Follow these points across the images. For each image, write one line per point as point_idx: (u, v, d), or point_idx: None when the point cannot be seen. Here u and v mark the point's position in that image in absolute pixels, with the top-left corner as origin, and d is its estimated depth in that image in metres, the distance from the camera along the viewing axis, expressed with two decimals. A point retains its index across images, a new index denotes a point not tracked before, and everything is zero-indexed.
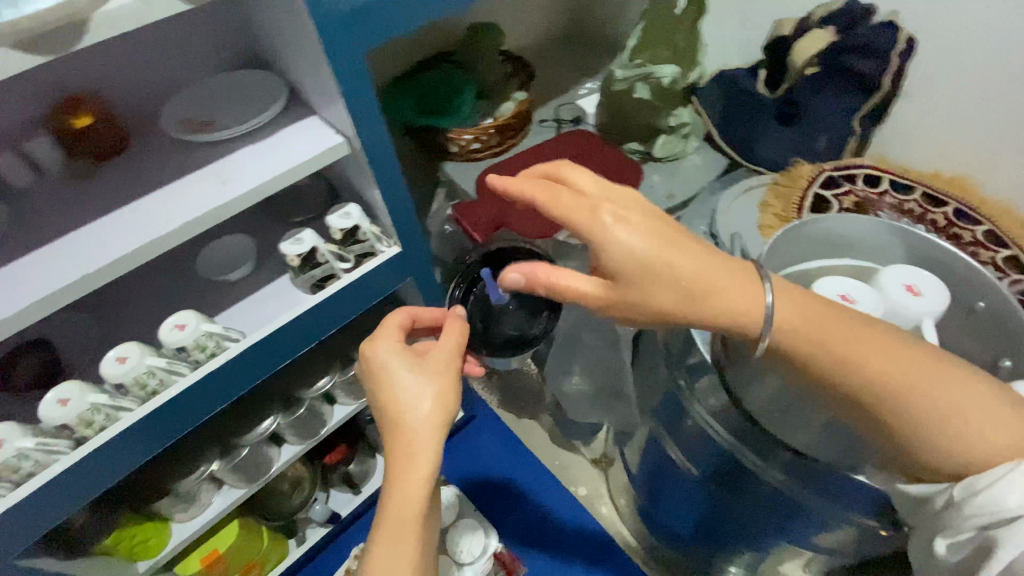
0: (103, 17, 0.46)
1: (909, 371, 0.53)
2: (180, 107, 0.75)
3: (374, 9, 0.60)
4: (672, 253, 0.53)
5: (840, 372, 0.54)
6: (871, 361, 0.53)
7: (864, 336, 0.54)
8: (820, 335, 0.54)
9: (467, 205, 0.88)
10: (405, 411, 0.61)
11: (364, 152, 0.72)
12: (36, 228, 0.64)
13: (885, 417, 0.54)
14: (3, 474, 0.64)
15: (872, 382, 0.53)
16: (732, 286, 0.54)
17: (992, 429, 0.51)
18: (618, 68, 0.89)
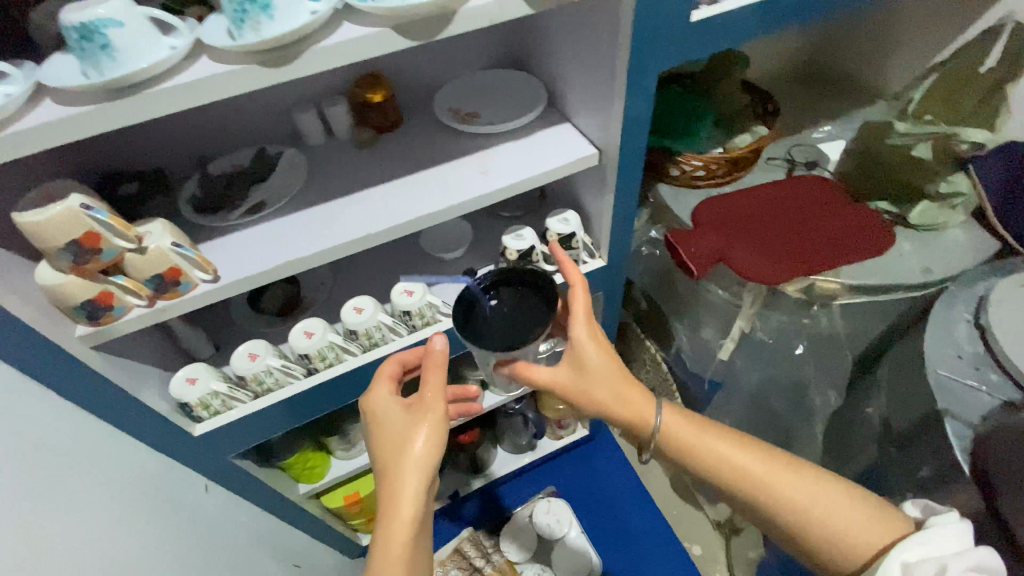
0: (467, 12, 0.51)
1: (772, 474, 0.63)
2: (449, 98, 0.82)
3: (683, 33, 0.60)
4: (604, 378, 0.65)
5: (721, 475, 0.65)
6: (736, 464, 0.64)
7: (749, 452, 0.65)
8: (698, 439, 0.66)
9: (685, 233, 0.84)
10: (394, 452, 0.58)
11: (614, 167, 0.72)
12: (325, 181, 0.72)
13: (775, 515, 0.63)
14: (251, 383, 0.75)
15: (750, 487, 0.63)
16: (646, 405, 0.67)
17: (859, 525, 0.60)
18: (900, 122, 0.81)
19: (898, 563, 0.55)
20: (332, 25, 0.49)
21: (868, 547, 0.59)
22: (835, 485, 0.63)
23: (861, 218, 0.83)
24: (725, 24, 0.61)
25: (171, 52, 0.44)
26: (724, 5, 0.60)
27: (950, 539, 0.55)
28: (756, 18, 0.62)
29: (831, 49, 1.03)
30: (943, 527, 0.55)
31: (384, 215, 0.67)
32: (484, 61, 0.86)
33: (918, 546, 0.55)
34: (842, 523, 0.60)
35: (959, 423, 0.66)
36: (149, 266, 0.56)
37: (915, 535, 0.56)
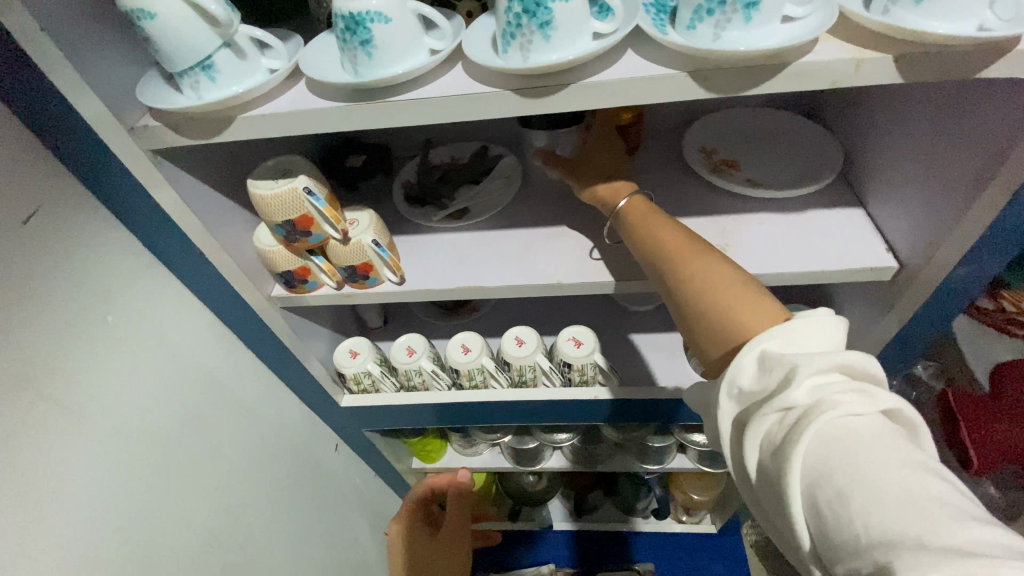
0: (800, 70, 0.36)
1: (685, 249, 0.43)
2: (706, 136, 0.67)
3: None
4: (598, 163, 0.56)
5: (639, 254, 0.47)
6: (654, 239, 0.46)
7: (680, 228, 0.45)
8: (645, 219, 0.48)
9: (975, 407, 0.61)
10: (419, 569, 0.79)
11: (913, 295, 0.51)
12: (535, 202, 0.65)
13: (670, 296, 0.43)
14: (401, 376, 0.73)
15: (663, 268, 0.44)
16: (617, 182, 0.54)
17: (746, 310, 0.37)
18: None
19: (754, 354, 0.35)
20: (611, 53, 0.39)
21: (744, 337, 0.37)
22: (749, 278, 0.40)
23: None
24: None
25: (428, 60, 0.39)
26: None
27: (818, 336, 0.35)
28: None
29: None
30: (815, 318, 0.35)
31: (588, 266, 0.57)
32: (766, 101, 0.69)
33: (789, 342, 0.35)
34: (734, 310, 0.38)
35: None
36: (344, 256, 0.55)
37: (788, 325, 0.35)
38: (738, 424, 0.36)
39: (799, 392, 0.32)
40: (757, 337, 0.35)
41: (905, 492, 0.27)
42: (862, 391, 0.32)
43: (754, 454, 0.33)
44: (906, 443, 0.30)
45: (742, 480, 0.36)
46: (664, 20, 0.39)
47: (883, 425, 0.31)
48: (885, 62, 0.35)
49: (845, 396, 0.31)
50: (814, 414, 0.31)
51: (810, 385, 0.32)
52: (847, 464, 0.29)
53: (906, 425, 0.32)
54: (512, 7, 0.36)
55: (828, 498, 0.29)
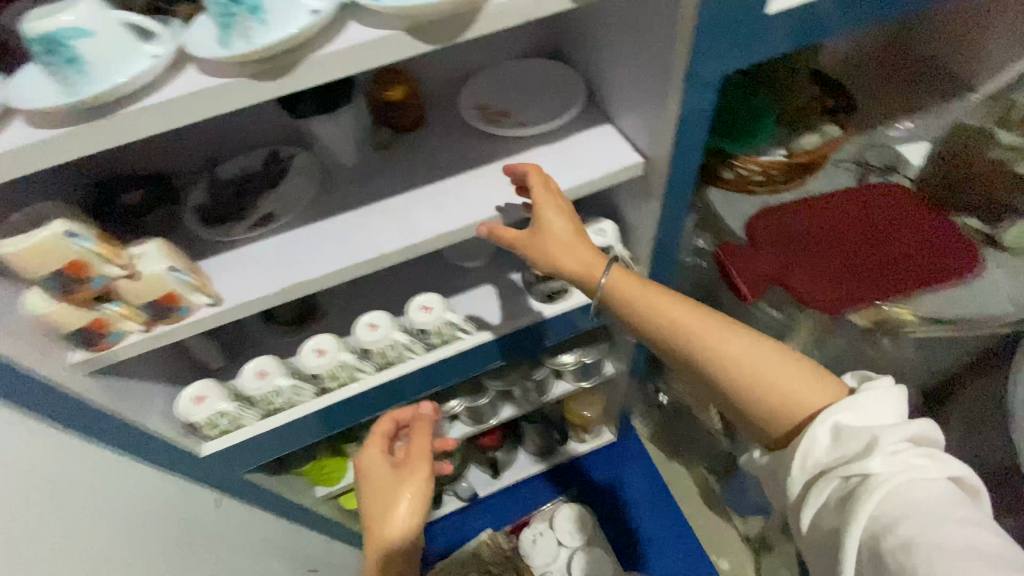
0: (495, 10, 0.43)
1: (717, 336, 0.51)
2: (478, 92, 0.74)
3: (756, 25, 0.50)
4: (550, 238, 0.57)
5: (659, 337, 0.54)
6: (679, 326, 0.52)
7: (720, 330, 0.52)
8: (648, 302, 0.54)
9: (740, 250, 0.76)
10: (378, 521, 0.59)
11: (661, 179, 0.64)
12: (337, 189, 0.66)
13: (712, 378, 0.52)
14: (261, 402, 0.71)
15: (698, 349, 0.52)
16: (572, 255, 0.57)
17: (805, 392, 0.49)
18: (1005, 129, 0.67)
19: (828, 426, 0.46)
20: (335, 26, 0.42)
21: (795, 411, 0.49)
22: (791, 353, 0.51)
23: (926, 226, 0.74)
24: (812, 16, 0.51)
25: (152, 64, 0.38)
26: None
27: (884, 406, 0.47)
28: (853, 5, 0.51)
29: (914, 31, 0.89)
30: (879, 390, 0.47)
31: (400, 233, 0.60)
32: (520, 50, 0.77)
33: (853, 413, 0.46)
34: (785, 391, 0.49)
35: None
36: (146, 294, 0.52)
37: (861, 400, 0.47)
38: (805, 486, 0.47)
39: (875, 463, 0.42)
40: (828, 414, 0.46)
41: (961, 543, 0.37)
42: (928, 456, 0.43)
43: (819, 501, 0.45)
44: (968, 505, 0.40)
45: (797, 519, 0.48)
46: None
47: (949, 487, 0.41)
48: None
49: (917, 461, 0.42)
50: (879, 479, 0.42)
51: (883, 455, 0.42)
52: (911, 514, 0.40)
53: (970, 488, 0.44)
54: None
55: (893, 546, 0.39)
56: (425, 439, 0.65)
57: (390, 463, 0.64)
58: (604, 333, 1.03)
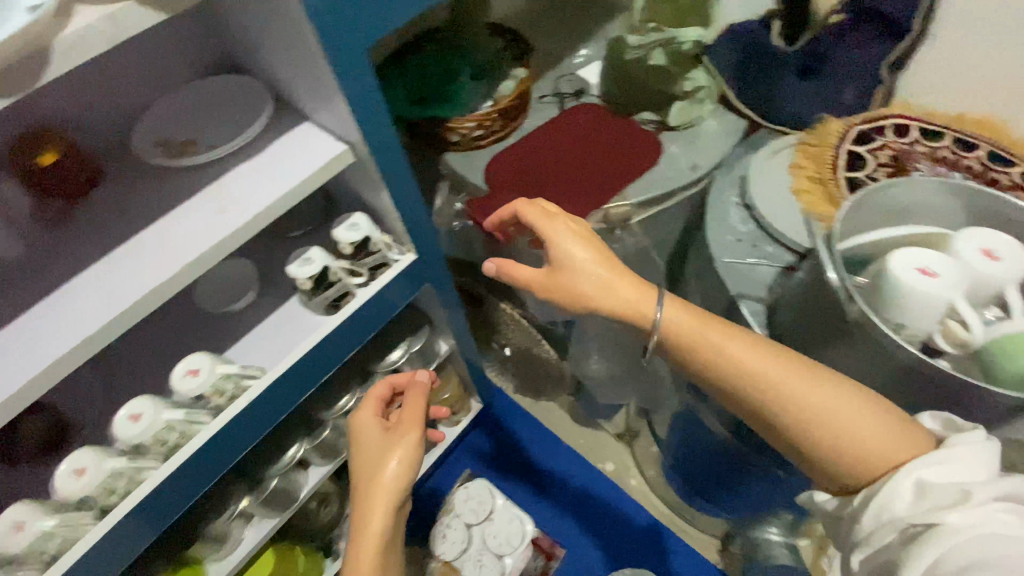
0: (67, 42, 0.39)
1: (789, 380, 0.52)
2: (157, 129, 0.68)
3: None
4: (590, 292, 0.57)
5: (746, 392, 0.53)
6: (761, 375, 0.52)
7: (760, 349, 0.53)
8: (713, 344, 0.54)
9: (483, 202, 0.83)
10: (370, 473, 0.69)
11: (372, 159, 0.65)
12: (13, 288, 0.56)
13: (782, 424, 0.52)
14: (28, 560, 0.59)
15: (752, 381, 0.52)
16: (622, 284, 0.57)
17: (890, 446, 0.49)
18: (631, 35, 0.82)
19: (913, 481, 0.46)
20: None
21: (891, 466, 0.48)
22: (876, 400, 0.51)
23: (613, 131, 0.87)
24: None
25: None
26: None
27: (976, 461, 0.45)
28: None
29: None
30: (976, 440, 0.46)
31: (105, 306, 0.53)
32: (191, 74, 0.72)
33: (940, 464, 0.46)
34: (860, 429, 0.49)
35: (754, 302, 0.68)
36: None
37: (931, 457, 0.46)
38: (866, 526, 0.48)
39: (954, 517, 0.42)
40: (909, 469, 0.46)
41: None
42: (1013, 512, 0.42)
43: (875, 529, 0.47)
44: None
45: (847, 538, 0.50)
46: None
47: None
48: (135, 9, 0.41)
49: (1002, 517, 0.42)
50: (948, 534, 0.42)
51: (971, 513, 0.42)
52: (983, 567, 0.40)
53: None
54: None
55: None
56: (412, 409, 0.76)
57: (384, 427, 0.75)
58: (422, 316, 1.06)
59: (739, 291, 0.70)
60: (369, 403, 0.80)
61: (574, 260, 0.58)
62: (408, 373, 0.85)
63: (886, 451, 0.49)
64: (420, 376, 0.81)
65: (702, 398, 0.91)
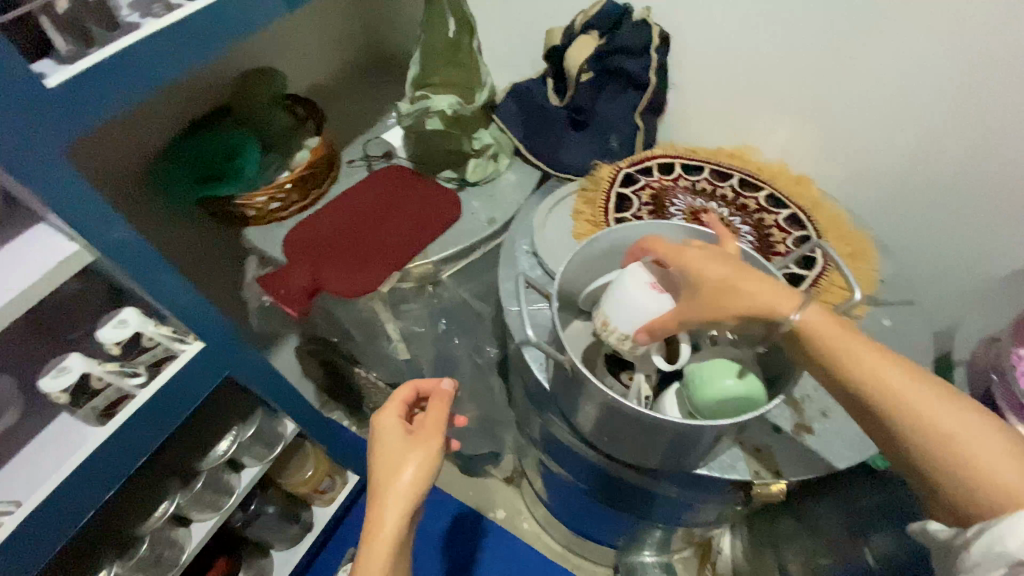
0: None
1: (926, 391, 0.46)
2: None
3: (49, 99, 0.51)
4: (714, 292, 0.52)
5: (863, 395, 0.47)
6: (890, 384, 0.47)
7: (892, 358, 0.48)
8: (838, 341, 0.49)
9: (275, 276, 0.79)
10: (388, 478, 0.67)
11: (116, 257, 0.62)
12: None
13: (901, 437, 0.46)
14: None
15: (873, 388, 0.47)
16: (778, 295, 0.50)
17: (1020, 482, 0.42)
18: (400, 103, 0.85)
19: None
20: None
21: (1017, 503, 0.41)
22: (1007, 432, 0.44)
23: (413, 190, 0.89)
24: (114, 78, 0.56)
25: None
26: (91, 57, 0.55)
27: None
28: (155, 57, 0.59)
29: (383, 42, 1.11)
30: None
31: None
32: None
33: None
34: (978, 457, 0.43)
35: (533, 347, 0.69)
36: None
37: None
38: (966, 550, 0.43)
39: None
40: None
41: None
42: None
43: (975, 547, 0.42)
44: None
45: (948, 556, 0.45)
46: None
47: None
48: None
49: None
50: None
51: None
52: None
53: None
54: None
55: None
56: (437, 415, 0.73)
57: (405, 430, 0.72)
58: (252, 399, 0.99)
59: (523, 338, 0.70)
60: (395, 405, 0.77)
61: (700, 266, 0.53)
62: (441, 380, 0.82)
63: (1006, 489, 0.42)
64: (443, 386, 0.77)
65: (538, 440, 0.92)
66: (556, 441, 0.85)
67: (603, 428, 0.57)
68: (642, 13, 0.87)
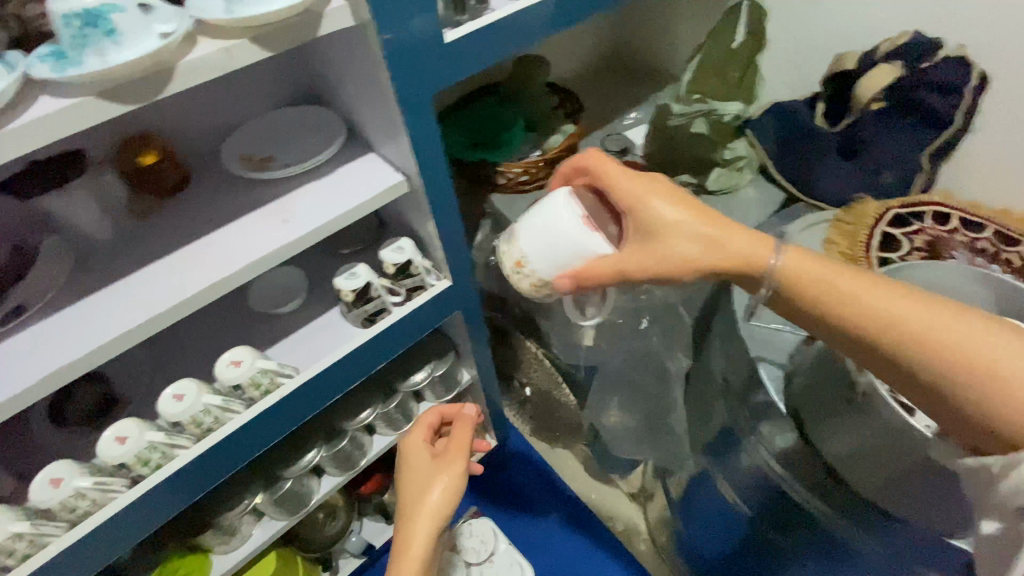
0: (188, 68, 0.46)
1: (983, 335, 0.46)
2: (240, 143, 0.75)
3: (437, 50, 0.60)
4: (678, 230, 0.55)
5: (861, 327, 0.50)
6: (893, 314, 0.48)
7: (921, 301, 0.48)
8: (853, 292, 0.50)
9: None
10: (416, 498, 0.77)
11: (424, 191, 0.72)
12: (99, 269, 0.63)
13: (917, 368, 0.48)
14: (61, 513, 0.64)
15: (881, 332, 0.49)
16: (753, 242, 0.55)
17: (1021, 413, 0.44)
18: (676, 102, 0.88)
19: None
20: (23, 102, 0.43)
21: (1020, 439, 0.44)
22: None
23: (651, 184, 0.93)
24: (484, 44, 0.65)
25: None
26: (472, 24, 0.63)
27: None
28: (510, 32, 0.67)
29: (629, 44, 1.15)
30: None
31: (174, 291, 0.60)
32: (271, 101, 0.80)
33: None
34: (1015, 378, 0.44)
35: (771, 366, 0.72)
36: None
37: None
38: None
39: None
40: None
41: None
42: None
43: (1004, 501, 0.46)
44: None
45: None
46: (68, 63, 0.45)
47: None
48: (246, 45, 0.48)
49: None
50: None
51: None
52: None
53: None
54: None
55: None
56: (459, 438, 0.83)
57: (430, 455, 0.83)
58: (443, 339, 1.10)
59: (759, 354, 0.73)
60: (420, 430, 0.87)
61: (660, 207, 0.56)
62: (459, 402, 0.92)
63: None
64: (464, 411, 0.88)
65: (716, 460, 0.88)
66: (744, 466, 0.81)
67: (866, 456, 0.60)
68: (957, 46, 0.79)
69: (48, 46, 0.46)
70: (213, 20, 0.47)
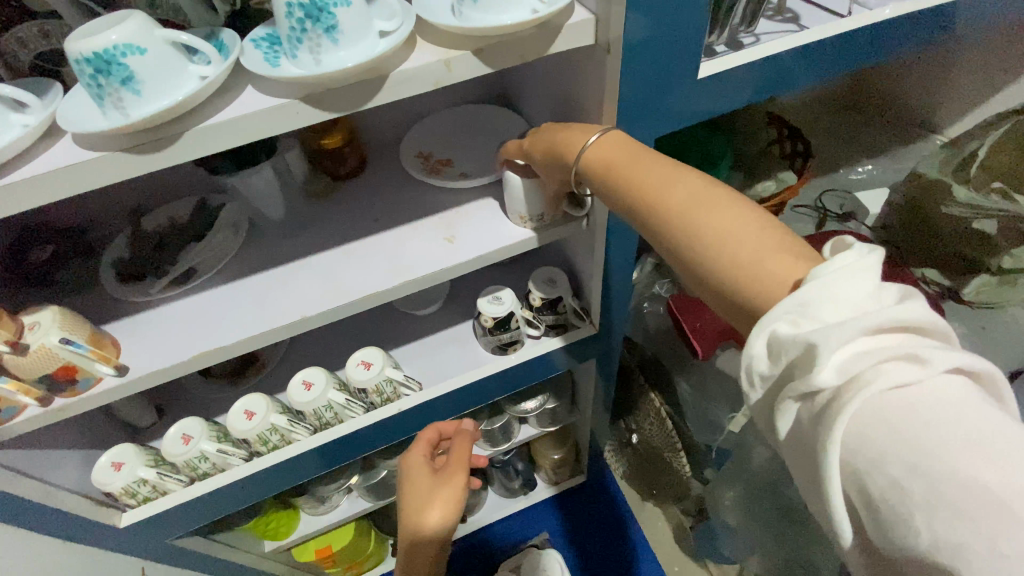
0: (402, 77, 0.40)
1: (689, 196, 0.39)
2: (421, 138, 0.70)
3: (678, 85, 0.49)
4: (536, 133, 0.53)
5: (629, 204, 0.43)
6: (630, 174, 0.43)
7: (686, 172, 0.41)
8: (604, 163, 0.45)
9: (691, 306, 0.73)
10: (415, 517, 0.63)
11: (605, 234, 0.63)
12: (265, 248, 0.62)
13: (668, 239, 0.40)
14: (184, 468, 0.66)
15: (649, 207, 0.41)
16: (561, 130, 0.50)
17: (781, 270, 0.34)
18: (963, 187, 0.67)
19: (764, 340, 0.33)
20: (231, 90, 0.40)
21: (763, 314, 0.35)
22: (770, 221, 0.37)
23: (894, 274, 0.69)
24: (739, 84, 0.52)
25: (18, 133, 0.36)
26: (738, 56, 0.51)
27: (859, 279, 0.31)
28: (779, 74, 0.53)
29: (873, 80, 0.88)
30: (850, 260, 0.32)
31: (328, 292, 0.57)
32: (462, 97, 0.73)
33: (801, 315, 0.31)
34: (715, 242, 0.37)
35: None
36: (33, 368, 0.49)
37: (826, 266, 0.32)
38: None
39: None
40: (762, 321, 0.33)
41: None
42: None
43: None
44: None
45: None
46: (277, 52, 0.40)
47: None
48: (468, 57, 0.41)
49: None
50: None
51: None
52: None
53: None
54: (85, 68, 0.35)
55: None
56: (462, 451, 0.69)
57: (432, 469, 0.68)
58: (568, 378, 1.02)
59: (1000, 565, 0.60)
60: (419, 444, 0.73)
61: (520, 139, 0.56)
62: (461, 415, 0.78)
63: (784, 285, 0.34)
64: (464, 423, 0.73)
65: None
66: None
67: None
68: None
69: (264, 29, 0.43)
70: (439, 24, 0.40)
